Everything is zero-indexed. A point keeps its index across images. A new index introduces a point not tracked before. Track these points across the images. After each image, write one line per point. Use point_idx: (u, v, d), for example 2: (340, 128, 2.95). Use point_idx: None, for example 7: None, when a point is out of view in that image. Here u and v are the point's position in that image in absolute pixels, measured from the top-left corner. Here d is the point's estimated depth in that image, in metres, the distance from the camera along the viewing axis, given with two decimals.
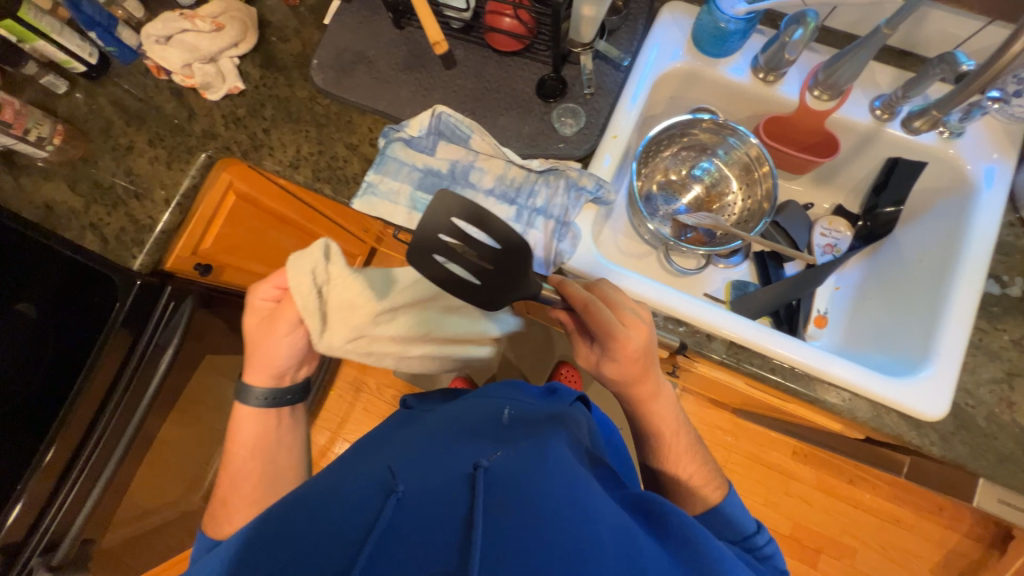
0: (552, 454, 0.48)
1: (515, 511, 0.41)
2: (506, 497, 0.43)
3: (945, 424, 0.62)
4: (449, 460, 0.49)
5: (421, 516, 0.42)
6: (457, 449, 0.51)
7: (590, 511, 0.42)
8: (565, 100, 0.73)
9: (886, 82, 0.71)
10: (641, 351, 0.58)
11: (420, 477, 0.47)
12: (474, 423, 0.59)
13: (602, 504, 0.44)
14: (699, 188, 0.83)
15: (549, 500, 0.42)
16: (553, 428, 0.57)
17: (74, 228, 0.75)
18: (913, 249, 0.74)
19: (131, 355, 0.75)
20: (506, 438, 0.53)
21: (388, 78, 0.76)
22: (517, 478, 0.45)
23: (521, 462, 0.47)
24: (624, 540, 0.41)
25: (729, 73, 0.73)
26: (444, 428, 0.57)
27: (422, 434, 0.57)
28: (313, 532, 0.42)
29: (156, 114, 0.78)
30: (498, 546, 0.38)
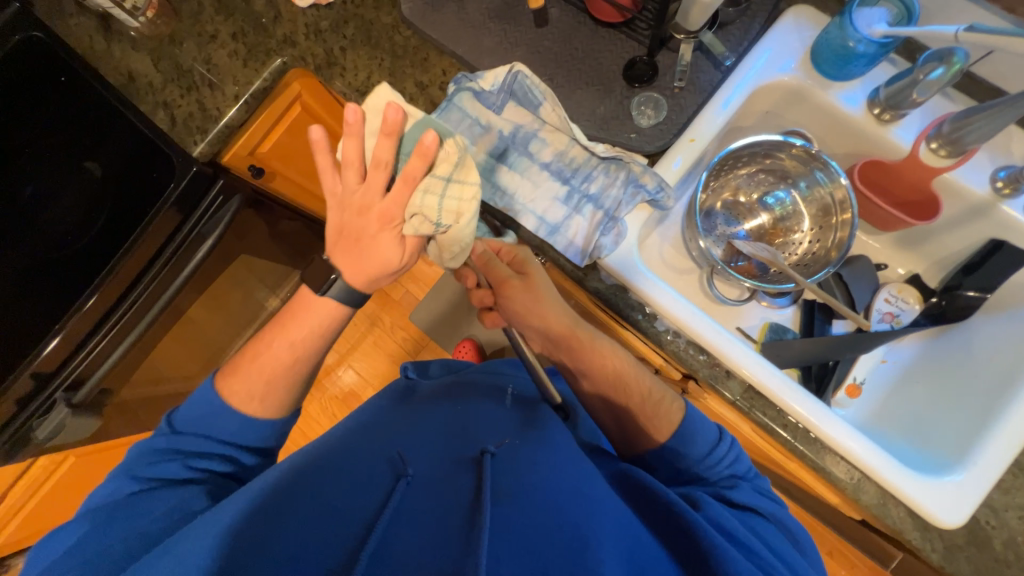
0: (562, 453, 0.49)
1: (522, 494, 0.42)
2: (514, 483, 0.43)
3: (956, 535, 0.57)
4: (457, 444, 0.50)
5: (432, 503, 0.43)
6: (467, 433, 0.52)
7: (595, 501, 0.43)
8: (651, 88, 0.67)
9: (1022, 152, 0.62)
10: (539, 281, 0.67)
11: (428, 462, 0.48)
12: (481, 399, 0.60)
13: (609, 503, 0.44)
14: (766, 217, 0.77)
15: (550, 497, 0.42)
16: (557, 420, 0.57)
17: (148, 101, 0.78)
18: (985, 343, 0.66)
19: (176, 235, 0.80)
20: (513, 426, 0.54)
21: (475, 23, 0.72)
22: (522, 467, 0.45)
23: (528, 452, 0.48)
24: (622, 529, 0.41)
25: (840, 101, 0.65)
26: (453, 406, 0.58)
27: (431, 409, 0.58)
28: (319, 503, 0.43)
29: (244, 8, 0.79)
30: (506, 525, 0.39)
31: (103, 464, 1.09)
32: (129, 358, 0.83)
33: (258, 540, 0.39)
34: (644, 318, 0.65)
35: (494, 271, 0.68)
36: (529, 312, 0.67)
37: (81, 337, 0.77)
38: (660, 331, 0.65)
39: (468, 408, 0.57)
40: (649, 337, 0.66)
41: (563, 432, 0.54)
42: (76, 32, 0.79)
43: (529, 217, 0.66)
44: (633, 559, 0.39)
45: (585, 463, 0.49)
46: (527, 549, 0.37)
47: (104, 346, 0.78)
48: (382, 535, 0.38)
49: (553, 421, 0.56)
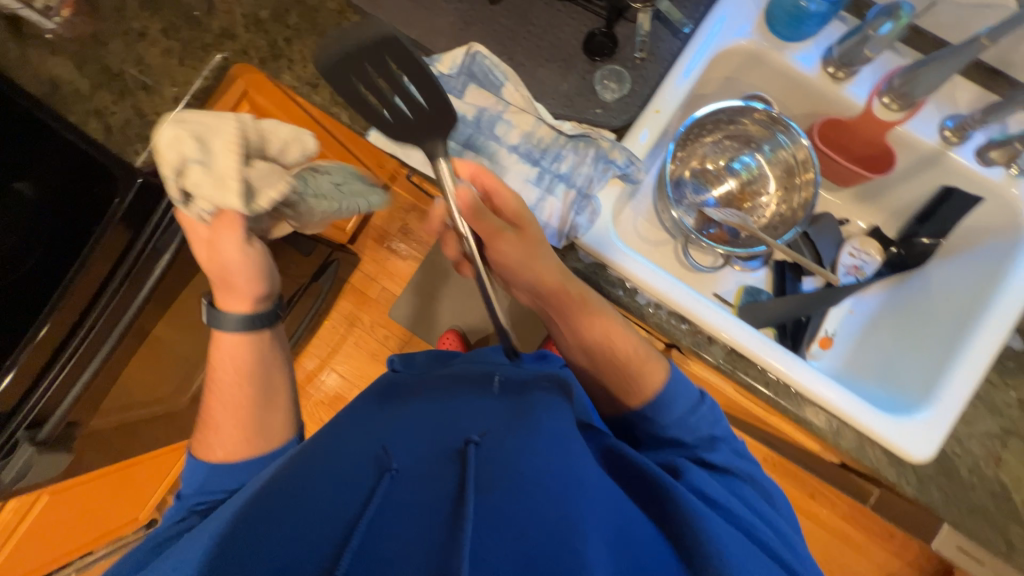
0: (548, 434, 0.48)
1: (509, 484, 0.41)
2: (499, 473, 0.43)
3: (926, 467, 0.60)
4: (443, 434, 0.49)
5: (418, 500, 0.41)
6: (453, 423, 0.50)
7: (583, 485, 0.43)
8: (612, 61, 0.66)
9: (966, 102, 0.64)
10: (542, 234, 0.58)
11: (411, 455, 0.46)
12: (466, 384, 0.59)
13: (595, 488, 0.44)
14: (733, 182, 0.77)
15: (538, 490, 0.42)
16: (547, 398, 0.54)
17: (78, 110, 0.72)
18: (942, 288, 0.70)
19: (131, 251, 0.74)
20: (500, 412, 0.52)
21: (426, 3, 0.69)
22: (510, 458, 0.44)
23: (516, 440, 0.47)
24: (607, 508, 0.43)
25: (796, 62, 0.66)
26: (436, 398, 0.56)
27: (416, 402, 0.57)
28: (301, 507, 0.41)
29: (173, 2, 0.73)
30: (493, 516, 0.39)
31: (80, 499, 1.04)
32: (95, 388, 0.79)
33: (238, 550, 0.38)
34: (625, 293, 0.66)
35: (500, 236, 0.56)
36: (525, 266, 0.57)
37: (35, 374, 0.72)
38: (643, 304, 0.65)
39: (452, 396, 0.56)
40: (631, 312, 0.66)
41: (551, 406, 0.53)
42: None
43: None
44: (623, 541, 0.40)
45: (571, 437, 0.49)
46: (517, 542, 0.37)
47: (67, 377, 0.74)
48: (365, 534, 0.37)
49: (542, 401, 0.54)
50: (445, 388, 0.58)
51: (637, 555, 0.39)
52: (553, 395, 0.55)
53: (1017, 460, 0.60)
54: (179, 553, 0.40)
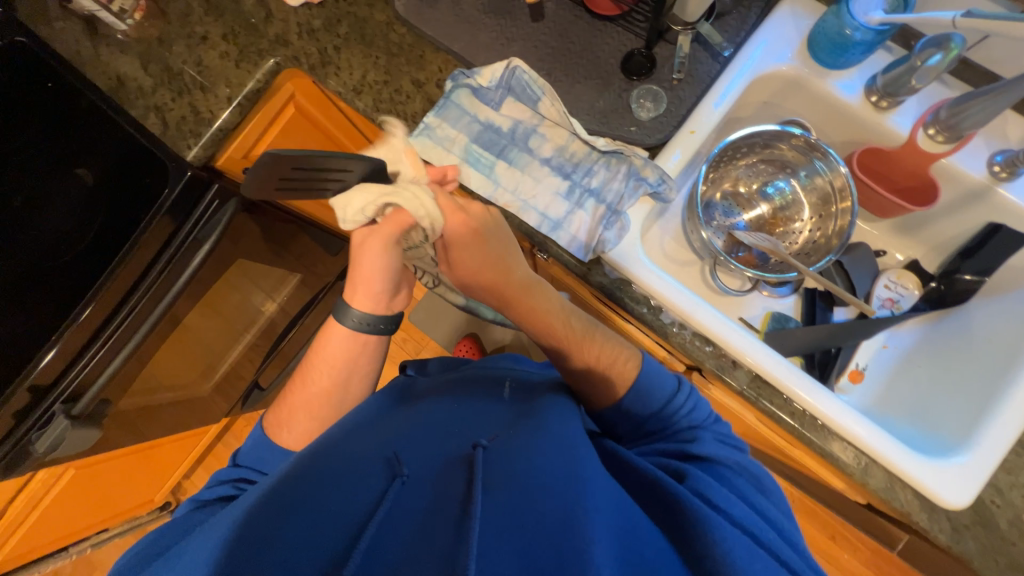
0: (554, 437, 0.47)
1: (514, 481, 0.41)
2: (504, 472, 0.42)
3: (961, 516, 0.57)
4: (451, 439, 0.49)
5: (425, 501, 0.41)
6: (462, 429, 0.51)
7: (585, 476, 0.41)
8: (649, 80, 0.67)
9: (1018, 136, 0.62)
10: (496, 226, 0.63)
11: (421, 459, 0.47)
12: (478, 392, 0.59)
13: (603, 483, 0.42)
14: (766, 207, 0.77)
15: (542, 483, 0.41)
16: (553, 407, 0.54)
17: (139, 105, 0.77)
18: (986, 326, 0.67)
19: (173, 241, 0.78)
20: (508, 419, 0.52)
21: (470, 18, 0.72)
22: (517, 457, 0.44)
23: (522, 441, 0.46)
24: (612, 500, 0.40)
25: (837, 89, 0.65)
26: (447, 402, 0.57)
27: (429, 406, 0.57)
28: (316, 506, 0.42)
29: (234, 9, 0.78)
30: (498, 512, 0.38)
31: (104, 475, 1.09)
32: (128, 369, 0.82)
33: (252, 542, 0.38)
34: (649, 311, 0.66)
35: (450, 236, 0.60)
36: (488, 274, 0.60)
37: (78, 349, 0.76)
38: (666, 323, 0.65)
39: (465, 402, 0.56)
40: (654, 329, 0.66)
41: (560, 414, 0.52)
42: (62, 37, 0.77)
43: (531, 214, 0.66)
44: (629, 536, 0.38)
45: (578, 438, 0.48)
46: (520, 536, 0.36)
47: (102, 358, 0.77)
48: (376, 536, 0.38)
49: (549, 410, 0.53)
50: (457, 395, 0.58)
51: (647, 555, 0.37)
52: (562, 407, 0.54)
53: None
54: (193, 546, 0.41)
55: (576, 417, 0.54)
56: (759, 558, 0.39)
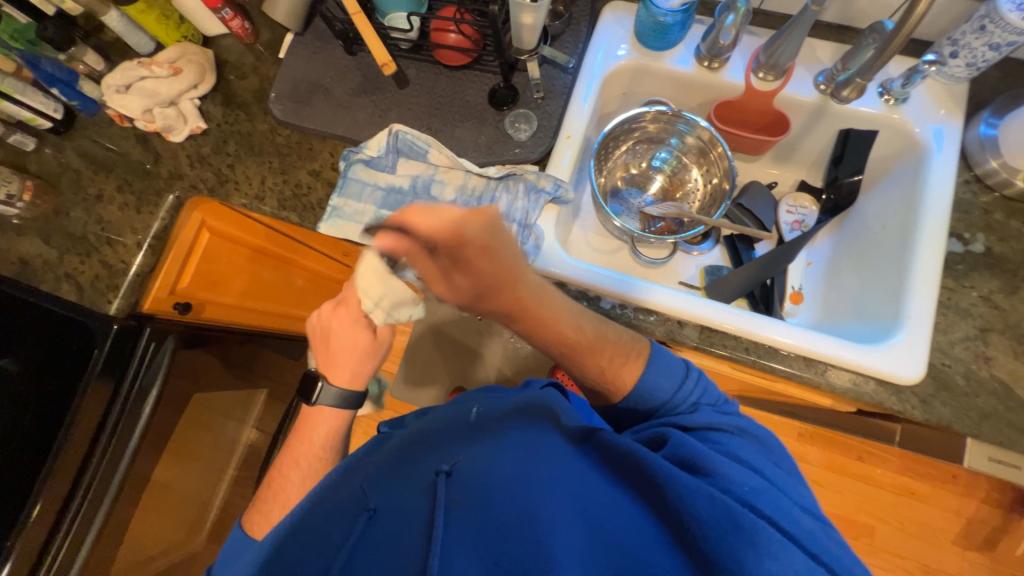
0: (517, 449, 0.51)
1: (476, 497, 0.46)
2: (467, 492, 0.46)
3: (924, 387, 0.61)
4: (420, 469, 0.52)
5: (391, 527, 0.46)
6: (427, 456, 0.53)
7: (543, 479, 0.47)
8: (517, 106, 0.74)
9: (827, 56, 0.72)
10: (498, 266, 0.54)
11: (390, 492, 0.50)
12: (447, 423, 0.59)
13: (566, 488, 0.46)
14: (661, 178, 0.84)
15: (506, 502, 0.45)
16: (521, 421, 0.55)
17: (50, 277, 0.77)
18: (876, 217, 0.74)
19: (116, 398, 0.77)
20: (473, 439, 0.54)
21: (345, 103, 0.77)
22: (480, 478, 0.48)
23: (483, 461, 0.50)
24: (573, 499, 0.45)
25: (675, 65, 0.74)
26: (417, 439, 0.57)
27: (399, 444, 0.58)
28: (294, 562, 0.46)
29: (122, 161, 0.81)
30: (460, 536, 0.43)
31: None
32: (102, 542, 0.80)
33: None
34: (589, 303, 0.68)
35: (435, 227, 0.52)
36: (491, 283, 0.54)
37: (40, 544, 0.72)
38: (608, 307, 0.68)
39: (436, 436, 0.57)
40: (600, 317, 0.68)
41: (523, 429, 0.54)
42: None
43: None
44: (590, 523, 0.43)
45: (538, 439, 0.52)
46: (482, 552, 0.41)
47: (67, 547, 0.75)
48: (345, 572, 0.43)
49: (518, 426, 0.54)
50: (428, 431, 0.58)
51: (607, 544, 0.42)
52: (533, 420, 0.55)
53: (1006, 356, 0.61)
54: None
55: (542, 421, 0.55)
56: (739, 519, 0.40)
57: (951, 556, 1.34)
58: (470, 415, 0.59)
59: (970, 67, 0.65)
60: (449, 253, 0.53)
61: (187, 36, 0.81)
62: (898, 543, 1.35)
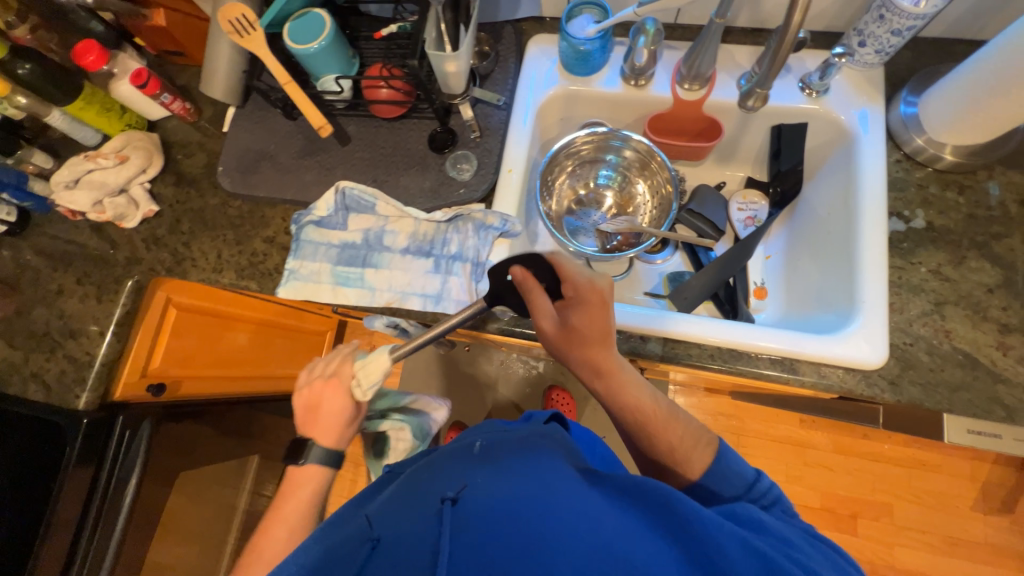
0: (529, 477, 0.46)
1: (485, 529, 0.41)
2: (477, 524, 0.41)
3: (891, 369, 0.61)
4: (423, 493, 0.47)
5: (393, 563, 0.41)
6: (431, 482, 0.48)
7: (558, 508, 0.43)
8: (457, 148, 0.75)
9: (746, 59, 0.75)
10: (599, 327, 0.56)
11: (394, 522, 0.45)
12: (450, 450, 0.54)
13: (592, 522, 0.42)
14: (611, 194, 0.85)
15: (521, 535, 0.40)
16: (533, 448, 0.51)
17: (16, 380, 0.75)
18: (822, 203, 0.76)
19: (96, 486, 0.80)
20: (480, 462, 0.49)
21: (291, 167, 0.79)
22: (493, 506, 0.43)
23: (492, 487, 0.45)
24: (595, 531, 0.41)
25: (603, 87, 0.76)
26: (421, 470, 0.52)
27: (405, 477, 0.53)
28: None
29: (80, 253, 0.81)
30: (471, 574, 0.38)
31: None
32: None
33: None
34: None
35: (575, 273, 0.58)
36: (594, 336, 0.56)
37: None
38: None
39: (441, 461, 0.52)
40: None
41: (541, 458, 0.50)
42: None
43: (413, 300, 0.70)
44: (610, 555, 0.39)
45: (544, 461, 0.49)
46: None
47: None
48: None
49: (530, 453, 0.50)
50: (434, 458, 0.54)
51: None
52: (548, 448, 0.51)
53: (965, 326, 0.61)
54: None
55: (556, 453, 0.51)
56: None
57: (973, 524, 1.31)
58: (476, 444, 0.54)
59: (879, 54, 0.68)
60: (579, 301, 0.57)
61: (132, 123, 0.83)
62: (920, 518, 1.33)
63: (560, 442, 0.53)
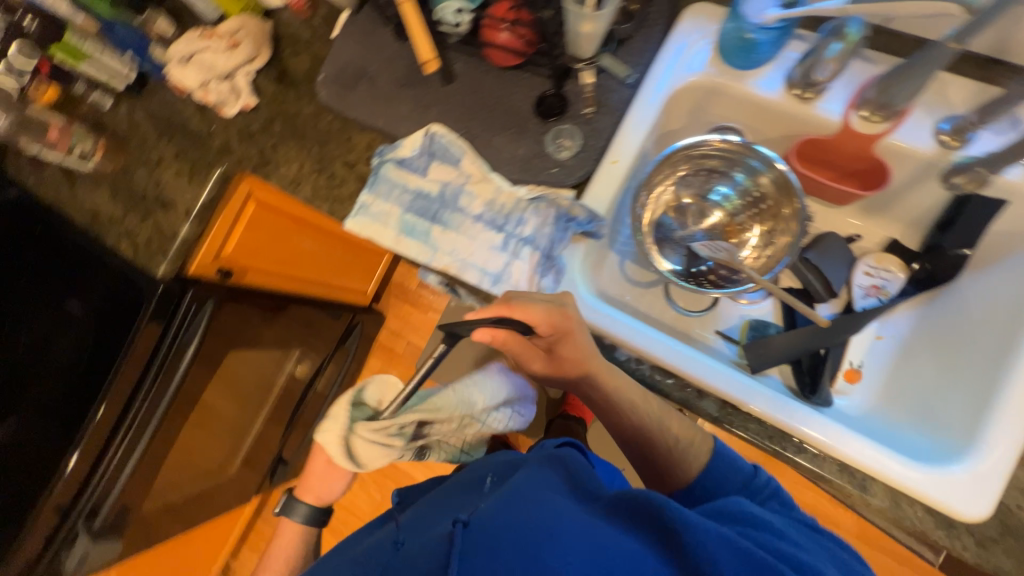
0: (526, 485, 0.50)
1: (483, 537, 0.44)
2: (476, 529, 0.45)
3: (987, 527, 0.52)
4: (438, 522, 0.53)
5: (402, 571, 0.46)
6: (445, 513, 0.54)
7: (556, 517, 0.44)
8: (564, 120, 0.67)
9: (960, 99, 0.58)
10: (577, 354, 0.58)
11: (408, 539, 0.50)
12: (465, 488, 0.61)
13: (577, 523, 0.44)
14: (720, 215, 0.73)
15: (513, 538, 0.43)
16: (532, 464, 0.55)
17: (114, 233, 0.84)
18: (982, 305, 0.61)
19: (160, 347, 0.83)
20: (487, 493, 0.55)
21: (388, 94, 0.74)
22: (492, 512, 0.46)
23: (495, 500, 0.48)
24: (587, 535, 0.43)
25: (757, 89, 0.63)
26: (441, 503, 0.60)
27: (426, 509, 0.61)
28: None
29: (181, 128, 0.84)
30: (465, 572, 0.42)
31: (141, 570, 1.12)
32: (141, 474, 0.87)
33: None
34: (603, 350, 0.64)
35: (546, 318, 0.56)
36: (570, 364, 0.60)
37: (90, 466, 0.81)
38: (623, 360, 0.63)
39: (455, 498, 0.59)
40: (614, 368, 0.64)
41: (535, 471, 0.53)
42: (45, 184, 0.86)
43: (471, 272, 0.66)
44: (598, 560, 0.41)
45: (538, 474, 0.53)
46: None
47: (111, 474, 0.82)
48: None
49: (528, 468, 0.54)
50: (451, 496, 0.60)
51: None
52: (543, 463, 0.55)
53: None
54: None
55: (553, 469, 0.54)
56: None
57: None
58: (486, 480, 0.60)
59: None
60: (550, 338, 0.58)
61: (249, 6, 0.81)
62: None
63: (562, 459, 0.57)
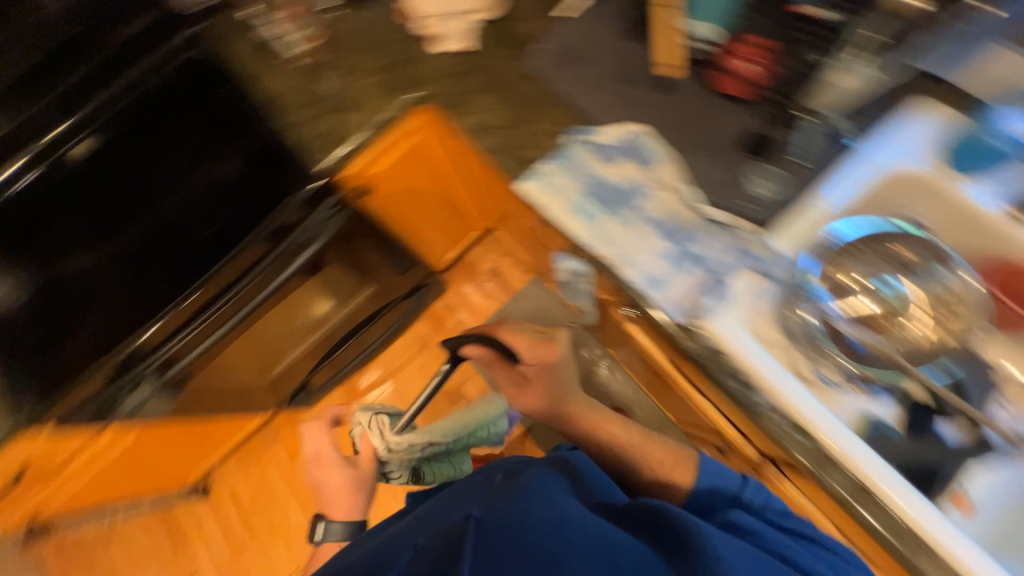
0: (532, 493, 0.59)
1: (501, 529, 0.53)
2: (494, 521, 0.54)
3: None
4: (449, 513, 0.61)
5: (421, 557, 0.54)
6: (456, 505, 0.62)
7: (565, 518, 0.54)
8: (766, 161, 0.68)
9: None
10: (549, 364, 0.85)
11: (429, 528, 0.59)
12: (473, 485, 0.69)
13: (580, 522, 0.53)
14: (878, 306, 0.66)
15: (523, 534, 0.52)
16: (542, 477, 0.65)
17: (286, 121, 0.86)
18: None
19: (278, 244, 0.87)
20: (495, 490, 0.63)
21: (596, 82, 0.76)
22: (503, 510, 0.55)
23: (504, 501, 0.57)
24: (587, 537, 0.52)
25: (971, 196, 0.67)
26: (446, 500, 0.68)
27: (431, 505, 0.69)
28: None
29: (382, 48, 0.87)
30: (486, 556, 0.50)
31: (149, 449, 1.11)
32: (218, 346, 0.91)
33: None
34: (741, 387, 0.64)
35: (529, 345, 0.85)
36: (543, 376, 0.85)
37: (177, 326, 0.85)
38: (760, 404, 0.63)
39: (460, 493, 0.67)
40: (747, 408, 0.64)
41: (542, 476, 0.65)
42: (239, 53, 0.90)
43: (634, 271, 0.67)
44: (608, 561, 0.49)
45: (543, 484, 0.62)
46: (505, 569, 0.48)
47: (191, 340, 0.86)
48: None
49: (536, 479, 0.64)
50: (453, 494, 0.69)
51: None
52: (550, 473, 0.67)
53: None
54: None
55: (558, 480, 0.66)
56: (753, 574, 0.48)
57: None
58: (493, 479, 0.69)
59: None
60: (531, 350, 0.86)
61: None
62: None
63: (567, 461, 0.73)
